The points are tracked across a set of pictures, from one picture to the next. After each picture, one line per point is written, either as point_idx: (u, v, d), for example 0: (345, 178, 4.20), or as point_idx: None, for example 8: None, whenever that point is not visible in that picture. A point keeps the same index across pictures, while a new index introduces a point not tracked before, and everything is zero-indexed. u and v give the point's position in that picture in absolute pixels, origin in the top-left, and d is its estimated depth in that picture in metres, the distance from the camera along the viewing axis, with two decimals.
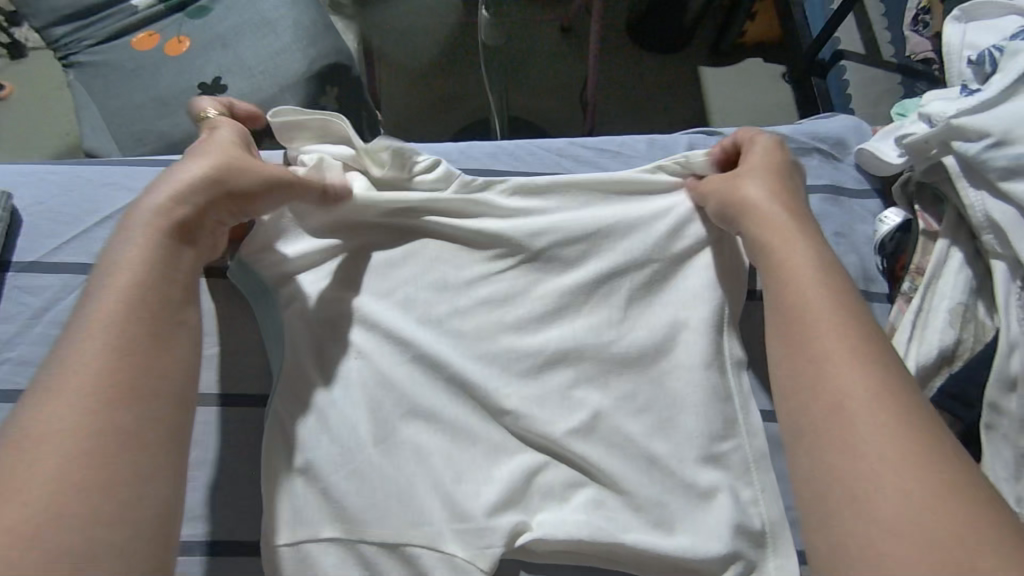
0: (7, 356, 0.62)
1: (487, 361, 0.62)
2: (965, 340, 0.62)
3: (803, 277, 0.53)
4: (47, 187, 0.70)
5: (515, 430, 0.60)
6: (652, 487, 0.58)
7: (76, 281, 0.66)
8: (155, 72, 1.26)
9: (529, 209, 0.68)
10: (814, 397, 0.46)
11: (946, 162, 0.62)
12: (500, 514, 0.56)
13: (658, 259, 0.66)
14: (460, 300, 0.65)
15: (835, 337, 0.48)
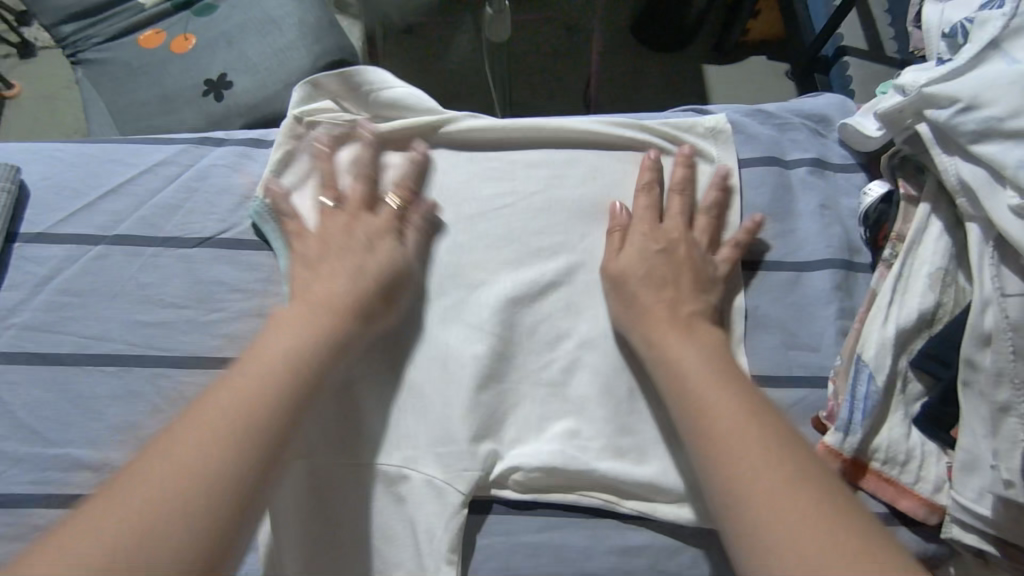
0: (13, 321, 0.65)
1: (475, 307, 0.67)
2: (945, 304, 0.63)
3: (653, 306, 0.62)
4: (52, 163, 0.72)
5: (502, 361, 0.65)
6: (619, 415, 0.63)
7: (79, 250, 0.68)
8: (162, 67, 1.30)
9: (518, 165, 0.74)
10: (693, 424, 0.53)
11: (919, 130, 0.64)
12: (480, 442, 0.61)
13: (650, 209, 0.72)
14: (458, 243, 0.70)
15: (695, 365, 0.56)
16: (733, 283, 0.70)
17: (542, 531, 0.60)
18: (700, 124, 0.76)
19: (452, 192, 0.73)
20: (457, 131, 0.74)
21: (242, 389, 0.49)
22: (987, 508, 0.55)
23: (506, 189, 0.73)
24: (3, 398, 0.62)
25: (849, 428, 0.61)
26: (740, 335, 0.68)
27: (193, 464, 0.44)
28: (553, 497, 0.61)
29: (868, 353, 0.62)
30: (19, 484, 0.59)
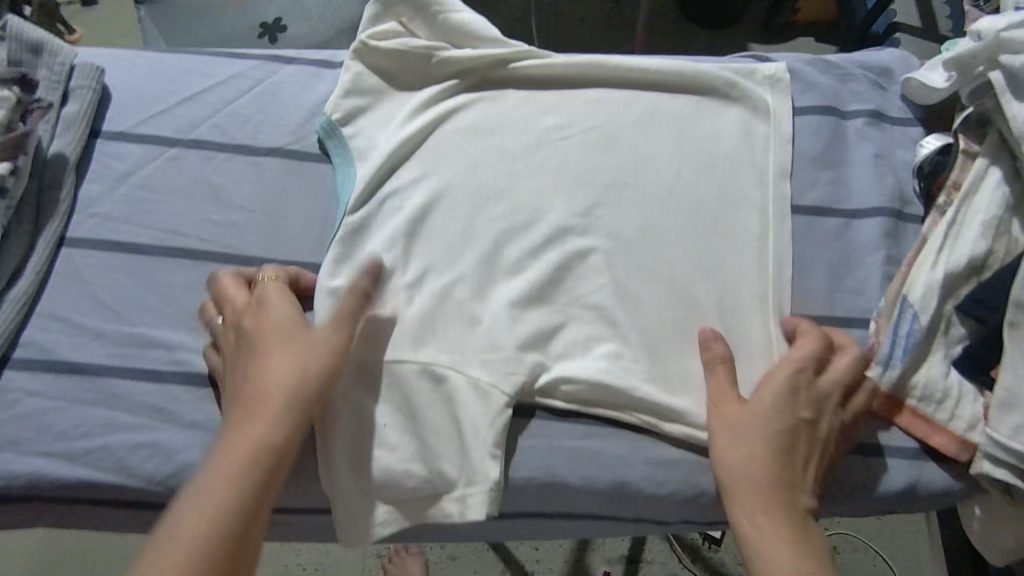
0: (95, 212, 0.69)
1: (531, 228, 0.69)
2: (996, 251, 0.63)
3: (763, 479, 0.56)
4: (133, 69, 0.76)
5: (552, 283, 0.67)
6: (664, 344, 0.66)
7: (157, 151, 0.72)
8: (220, 9, 1.32)
9: (579, 98, 0.76)
10: (757, 555, 0.53)
11: (992, 76, 0.64)
12: (527, 353, 0.64)
13: (710, 151, 0.74)
14: (516, 169, 0.72)
15: (768, 501, 0.55)
16: (786, 226, 0.71)
17: (582, 440, 0.63)
18: (763, 69, 0.77)
19: (514, 117, 0.74)
20: (523, 68, 0.76)
21: (202, 522, 0.49)
22: (1021, 444, 0.58)
23: (567, 120, 0.74)
24: (85, 279, 0.66)
25: (889, 363, 0.62)
26: (787, 275, 0.69)
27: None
28: (592, 411, 0.63)
29: (914, 294, 0.63)
30: (99, 357, 0.64)
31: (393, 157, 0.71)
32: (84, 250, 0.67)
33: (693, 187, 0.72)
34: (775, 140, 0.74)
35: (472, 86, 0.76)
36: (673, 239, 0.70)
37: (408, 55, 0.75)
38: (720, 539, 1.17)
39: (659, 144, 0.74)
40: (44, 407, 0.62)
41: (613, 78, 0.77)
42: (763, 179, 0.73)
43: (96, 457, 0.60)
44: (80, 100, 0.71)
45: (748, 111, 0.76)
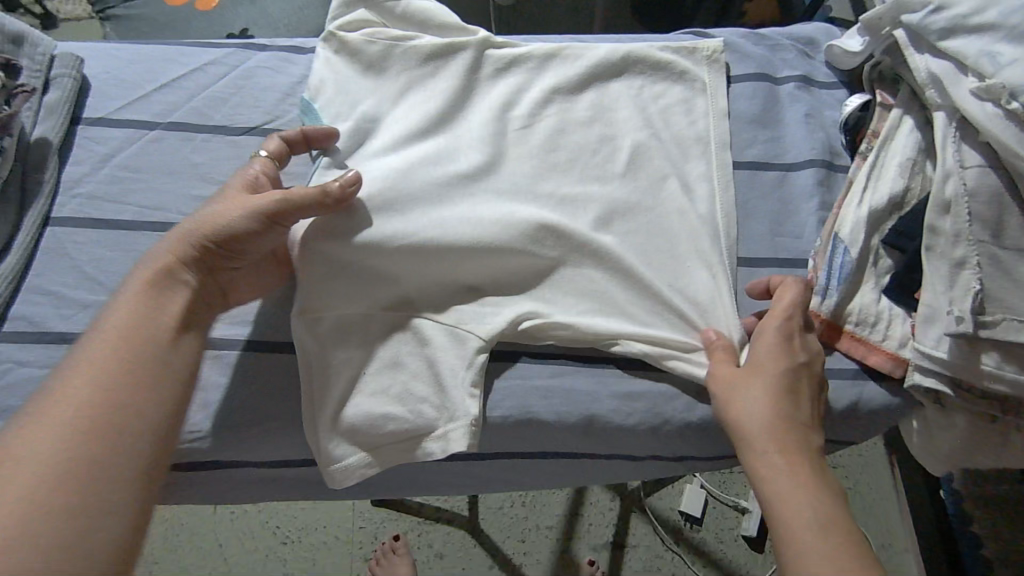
0: (78, 192, 0.72)
1: (496, 199, 0.71)
2: (913, 189, 0.71)
3: (769, 421, 0.59)
4: (110, 59, 0.80)
5: (525, 240, 0.69)
6: (633, 296, 0.69)
7: (137, 134, 0.75)
8: (186, 22, 1.34)
9: (534, 79, 0.78)
10: (771, 493, 0.56)
11: (897, 34, 0.73)
12: (505, 308, 0.68)
13: (660, 117, 0.78)
14: (480, 134, 0.74)
15: (777, 442, 0.58)
16: (731, 192, 0.75)
17: (553, 379, 0.68)
18: (704, 48, 0.81)
19: (473, 103, 0.77)
20: (475, 45, 0.78)
21: (81, 391, 0.51)
22: (945, 352, 0.64)
23: (525, 98, 0.77)
24: (71, 254, 0.69)
25: (826, 293, 0.69)
26: (736, 238, 0.73)
27: (58, 459, 0.48)
28: (564, 353, 0.69)
29: (844, 230, 0.70)
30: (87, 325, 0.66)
31: (361, 140, 0.72)
32: (69, 228, 0.70)
33: (648, 159, 0.75)
34: (711, 114, 0.79)
35: (438, 66, 0.77)
36: (640, 194, 0.73)
37: (373, 48, 0.77)
38: (701, 518, 1.21)
39: (612, 121, 0.76)
40: (35, 374, 0.63)
41: (566, 57, 0.79)
42: (708, 144, 0.77)
43: None
44: (61, 88, 0.75)
45: (689, 87, 0.80)
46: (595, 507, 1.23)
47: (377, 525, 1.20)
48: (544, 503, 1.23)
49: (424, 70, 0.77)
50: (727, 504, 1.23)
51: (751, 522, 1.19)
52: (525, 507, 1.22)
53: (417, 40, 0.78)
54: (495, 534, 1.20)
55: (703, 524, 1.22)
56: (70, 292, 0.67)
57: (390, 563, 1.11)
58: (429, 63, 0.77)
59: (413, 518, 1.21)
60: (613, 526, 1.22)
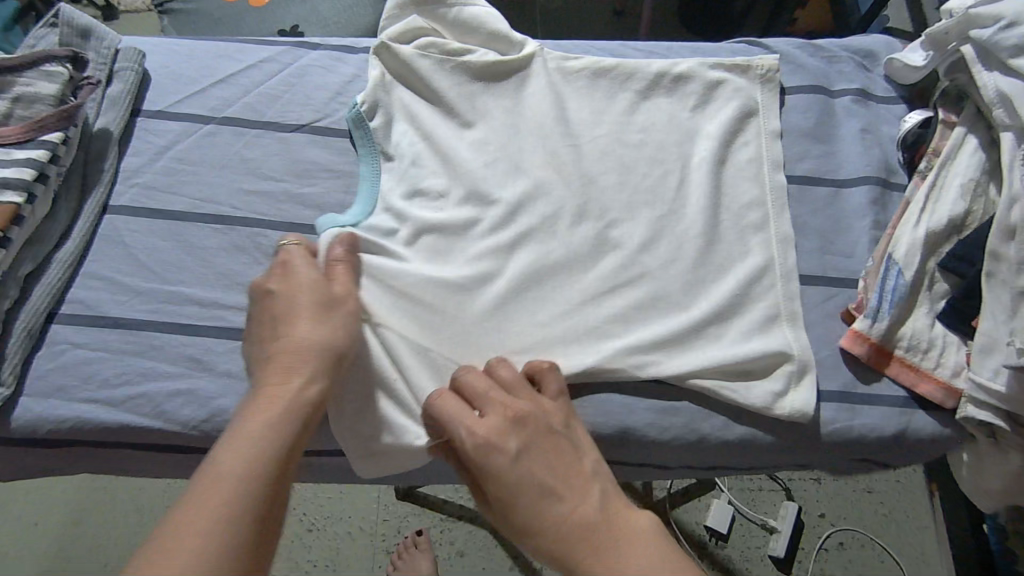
0: (135, 181, 0.74)
1: (543, 224, 0.70)
2: (975, 211, 0.68)
3: (502, 449, 0.55)
4: (170, 54, 0.82)
5: (565, 265, 0.69)
6: (676, 326, 0.67)
7: (193, 128, 0.77)
8: (240, 20, 1.37)
9: (583, 98, 0.77)
10: (546, 518, 0.53)
11: (964, 50, 0.70)
12: (542, 334, 0.66)
13: (709, 137, 0.75)
14: (523, 149, 0.74)
15: (538, 469, 0.54)
16: (784, 217, 0.73)
17: (594, 404, 0.65)
18: (758, 66, 0.79)
19: (520, 115, 0.75)
20: (523, 60, 0.77)
21: (261, 421, 0.52)
22: (1002, 385, 0.61)
23: (574, 114, 0.76)
24: (125, 241, 0.71)
25: (877, 315, 0.66)
26: (793, 267, 0.71)
27: (238, 482, 0.47)
28: (611, 384, 0.66)
29: (899, 252, 0.68)
30: (138, 311, 0.68)
31: (414, 157, 0.73)
32: (125, 216, 0.73)
33: (702, 185, 0.72)
34: (764, 134, 0.77)
35: (494, 79, 0.76)
36: (685, 216, 0.71)
37: (422, 64, 0.76)
38: (727, 534, 1.18)
39: (663, 145, 0.75)
40: (89, 356, 0.65)
41: (617, 77, 0.78)
42: (757, 168, 0.75)
43: (135, 403, 0.64)
44: (123, 81, 0.77)
45: (744, 107, 0.77)
46: None
47: (400, 519, 1.21)
48: None
49: (477, 89, 0.76)
50: (756, 521, 1.20)
51: (779, 543, 1.16)
52: None
53: (470, 55, 0.77)
54: None
55: (729, 541, 1.19)
56: (122, 278, 0.69)
57: (413, 556, 1.12)
58: (480, 83, 0.76)
59: (435, 513, 1.21)
60: None
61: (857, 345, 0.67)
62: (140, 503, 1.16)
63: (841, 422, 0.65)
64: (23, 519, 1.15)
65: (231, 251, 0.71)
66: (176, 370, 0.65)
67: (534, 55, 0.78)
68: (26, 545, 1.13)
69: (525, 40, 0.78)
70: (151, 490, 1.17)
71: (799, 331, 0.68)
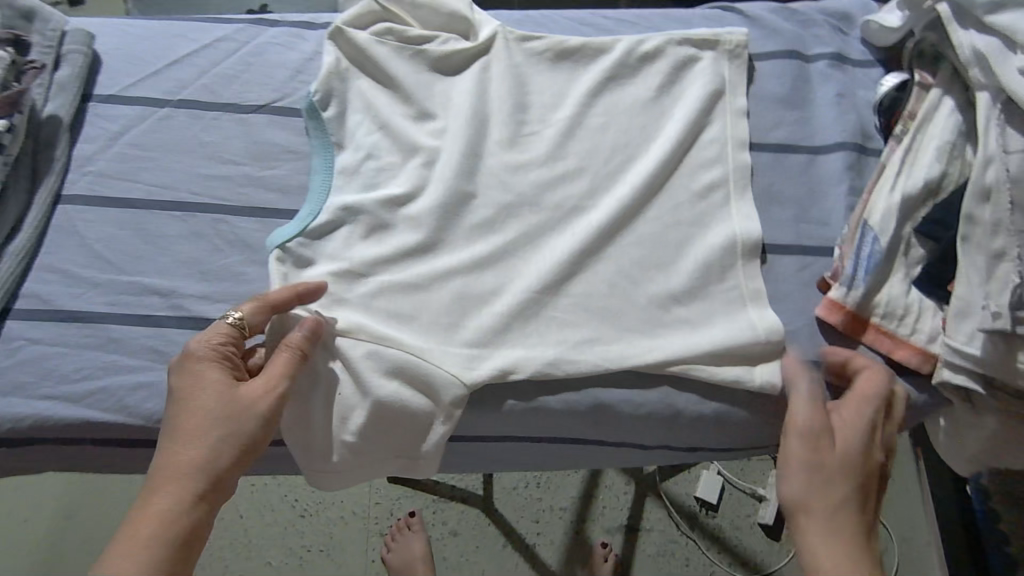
0: (89, 169, 0.72)
1: (504, 212, 0.68)
2: (951, 174, 0.67)
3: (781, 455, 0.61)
4: (122, 35, 0.79)
5: (531, 251, 0.68)
6: (645, 309, 0.65)
7: (147, 112, 0.74)
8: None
9: (550, 76, 0.75)
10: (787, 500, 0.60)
11: (939, 9, 0.68)
12: (509, 322, 0.64)
13: (675, 114, 0.73)
14: (488, 131, 0.72)
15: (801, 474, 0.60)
16: (748, 197, 0.71)
17: (563, 390, 0.64)
18: (726, 41, 0.76)
19: (483, 95, 0.73)
20: (483, 45, 0.75)
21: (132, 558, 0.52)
22: (977, 349, 0.60)
23: (545, 90, 0.74)
24: (80, 232, 0.69)
25: (852, 283, 0.65)
26: (757, 243, 0.69)
27: None
28: (581, 378, 0.64)
29: (874, 218, 0.66)
30: (97, 304, 0.66)
31: (371, 149, 0.71)
32: (80, 205, 0.70)
33: (666, 167, 0.70)
34: (729, 113, 0.74)
35: (450, 71, 0.75)
36: (650, 198, 0.70)
37: (377, 49, 0.73)
38: (717, 504, 1.19)
39: (628, 128, 0.73)
40: (47, 351, 0.63)
41: (586, 51, 0.75)
42: (726, 144, 0.73)
43: (96, 398, 0.62)
44: (72, 65, 0.74)
45: (712, 81, 0.75)
46: (609, 491, 1.21)
47: (392, 501, 1.21)
48: (558, 485, 1.22)
49: (434, 78, 0.74)
50: (745, 491, 1.21)
51: (768, 510, 1.18)
52: (539, 489, 1.22)
53: (429, 43, 0.75)
54: (508, 513, 1.20)
55: (719, 511, 1.20)
56: (79, 270, 0.67)
57: (404, 539, 1.12)
58: (436, 75, 0.74)
59: (428, 494, 1.21)
60: (627, 511, 1.20)
61: (833, 310, 0.65)
62: (125, 496, 1.14)
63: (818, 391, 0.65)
64: (7, 516, 1.13)
65: (192, 238, 0.69)
66: (137, 362, 0.63)
67: (494, 35, 0.75)
68: (10, 541, 1.12)
69: (484, 21, 0.76)
70: (137, 483, 1.16)
71: (765, 310, 0.66)
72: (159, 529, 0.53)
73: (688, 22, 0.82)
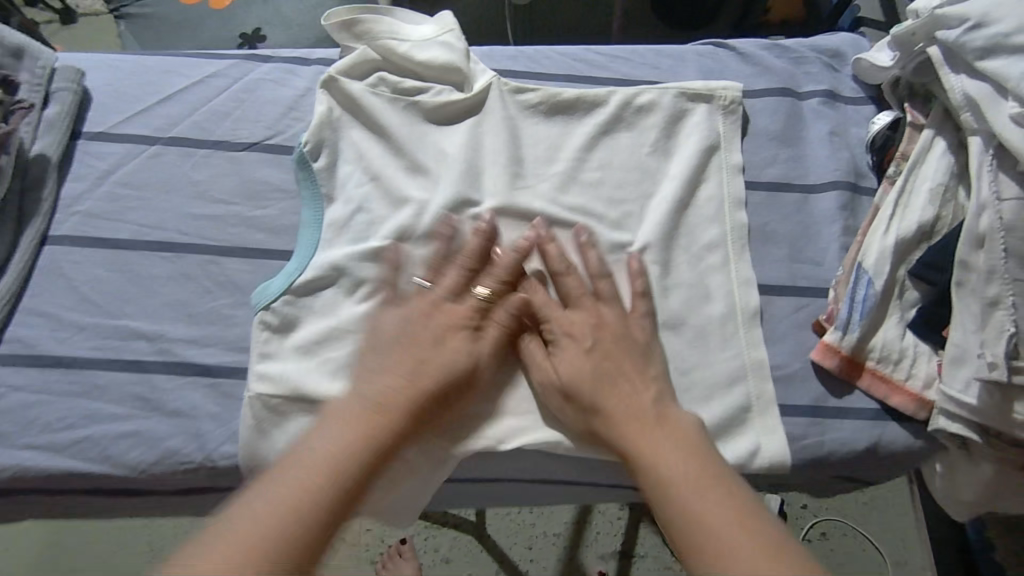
0: (77, 209, 0.71)
1: None
2: (944, 217, 0.67)
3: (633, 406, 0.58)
4: (114, 70, 0.78)
5: None
6: None
7: (137, 150, 0.74)
8: (200, 22, 1.32)
9: (545, 127, 0.75)
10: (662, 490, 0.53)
11: (930, 52, 0.67)
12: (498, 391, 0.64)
13: (669, 169, 0.73)
14: (483, 181, 0.71)
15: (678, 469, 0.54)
16: (747, 258, 0.70)
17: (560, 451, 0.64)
18: (721, 96, 0.76)
19: (479, 144, 0.73)
20: (479, 95, 0.75)
21: (329, 451, 0.53)
22: (973, 397, 0.60)
23: (539, 138, 0.74)
24: (67, 274, 0.68)
25: (848, 327, 0.65)
26: (756, 309, 0.68)
27: (283, 527, 0.49)
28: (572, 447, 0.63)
29: (868, 260, 0.66)
30: (82, 349, 0.64)
31: (361, 201, 0.70)
32: (67, 246, 0.69)
33: (664, 229, 0.70)
34: (725, 169, 0.74)
35: (443, 121, 0.74)
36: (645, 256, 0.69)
37: (371, 100, 0.73)
38: None
39: (622, 184, 0.72)
40: (30, 399, 0.62)
41: (581, 103, 0.75)
42: (719, 187, 0.73)
43: (80, 448, 0.61)
44: (61, 103, 0.73)
45: (708, 133, 0.75)
46: (604, 516, 1.20)
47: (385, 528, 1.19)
48: (551, 510, 1.21)
49: (428, 128, 0.74)
50: None
51: None
52: (532, 515, 1.20)
53: (424, 93, 0.75)
54: (502, 539, 1.19)
55: None
56: (65, 314, 0.66)
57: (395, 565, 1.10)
58: (429, 124, 0.74)
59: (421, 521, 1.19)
60: (621, 535, 1.19)
61: (824, 355, 0.65)
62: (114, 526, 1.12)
63: (811, 437, 0.64)
64: None
65: (181, 281, 0.68)
66: (123, 411, 0.62)
67: (490, 82, 0.75)
68: None
69: (479, 72, 0.76)
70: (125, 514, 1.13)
71: (758, 372, 0.66)
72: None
73: (681, 59, 0.82)
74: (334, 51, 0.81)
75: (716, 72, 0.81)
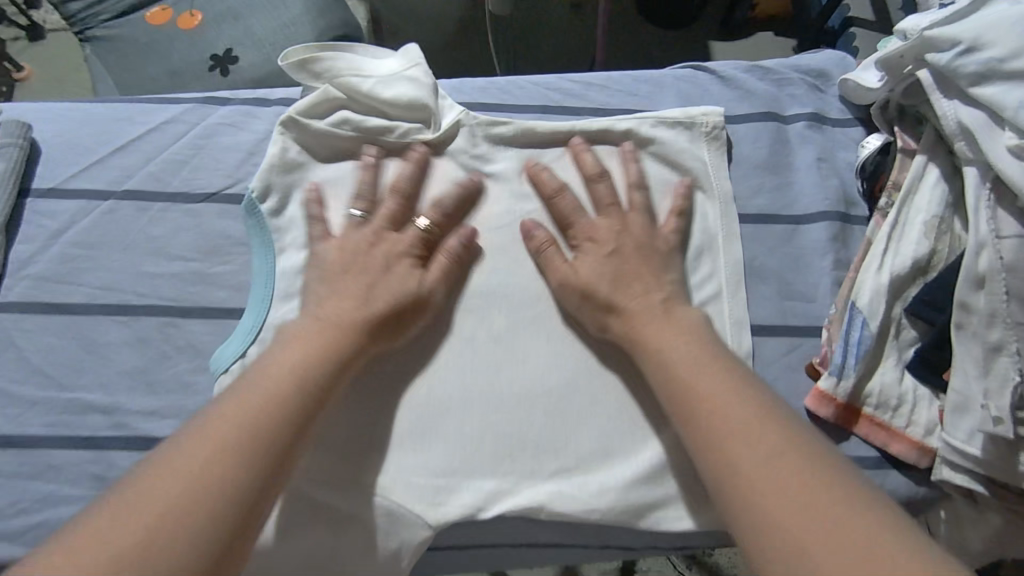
0: (26, 273, 0.67)
1: (471, 323, 0.65)
2: (940, 251, 0.63)
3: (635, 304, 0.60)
4: (63, 120, 0.74)
5: (509, 365, 0.64)
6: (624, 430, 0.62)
7: (90, 206, 0.70)
8: (168, 43, 1.27)
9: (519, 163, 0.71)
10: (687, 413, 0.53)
11: (921, 76, 0.64)
12: (479, 452, 0.61)
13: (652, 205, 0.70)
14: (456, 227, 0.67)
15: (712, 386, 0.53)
16: (738, 298, 0.67)
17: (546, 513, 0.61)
18: (703, 123, 0.72)
19: (450, 185, 0.69)
20: (449, 134, 0.71)
21: (252, 402, 0.51)
22: (977, 448, 0.57)
23: (509, 175, 0.70)
24: (17, 344, 0.64)
25: (842, 372, 0.62)
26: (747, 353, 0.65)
27: (199, 487, 0.46)
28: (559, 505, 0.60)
29: (863, 300, 0.63)
30: (35, 427, 0.61)
31: None
32: (17, 314, 0.65)
33: None
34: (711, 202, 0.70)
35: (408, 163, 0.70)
36: None
37: (332, 141, 0.70)
38: None
39: None
40: None
41: (557, 137, 0.71)
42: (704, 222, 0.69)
43: (34, 535, 0.57)
44: (6, 159, 0.69)
45: (692, 166, 0.71)
46: None
47: None
48: None
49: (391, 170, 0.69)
50: None
51: None
52: None
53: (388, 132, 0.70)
54: None
55: None
56: (15, 389, 0.62)
57: None
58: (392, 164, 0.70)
59: None
60: None
61: (819, 405, 0.62)
62: None
63: None
64: None
65: (139, 347, 0.64)
66: (80, 493, 0.59)
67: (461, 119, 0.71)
68: None
69: (448, 109, 0.72)
70: None
71: None
72: (165, 536, 0.44)
73: (660, 85, 0.78)
74: (294, 90, 0.77)
75: (697, 97, 0.77)
